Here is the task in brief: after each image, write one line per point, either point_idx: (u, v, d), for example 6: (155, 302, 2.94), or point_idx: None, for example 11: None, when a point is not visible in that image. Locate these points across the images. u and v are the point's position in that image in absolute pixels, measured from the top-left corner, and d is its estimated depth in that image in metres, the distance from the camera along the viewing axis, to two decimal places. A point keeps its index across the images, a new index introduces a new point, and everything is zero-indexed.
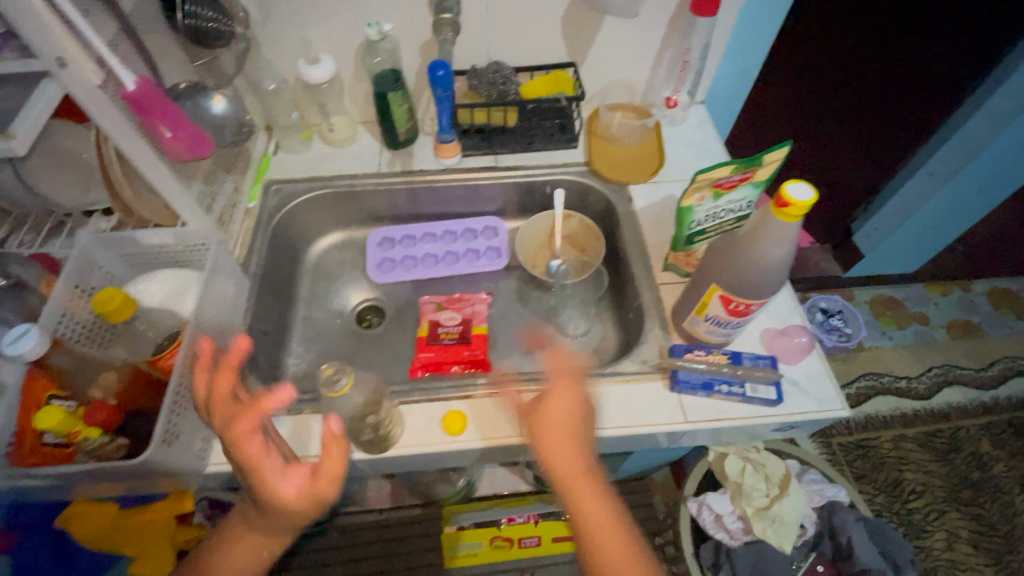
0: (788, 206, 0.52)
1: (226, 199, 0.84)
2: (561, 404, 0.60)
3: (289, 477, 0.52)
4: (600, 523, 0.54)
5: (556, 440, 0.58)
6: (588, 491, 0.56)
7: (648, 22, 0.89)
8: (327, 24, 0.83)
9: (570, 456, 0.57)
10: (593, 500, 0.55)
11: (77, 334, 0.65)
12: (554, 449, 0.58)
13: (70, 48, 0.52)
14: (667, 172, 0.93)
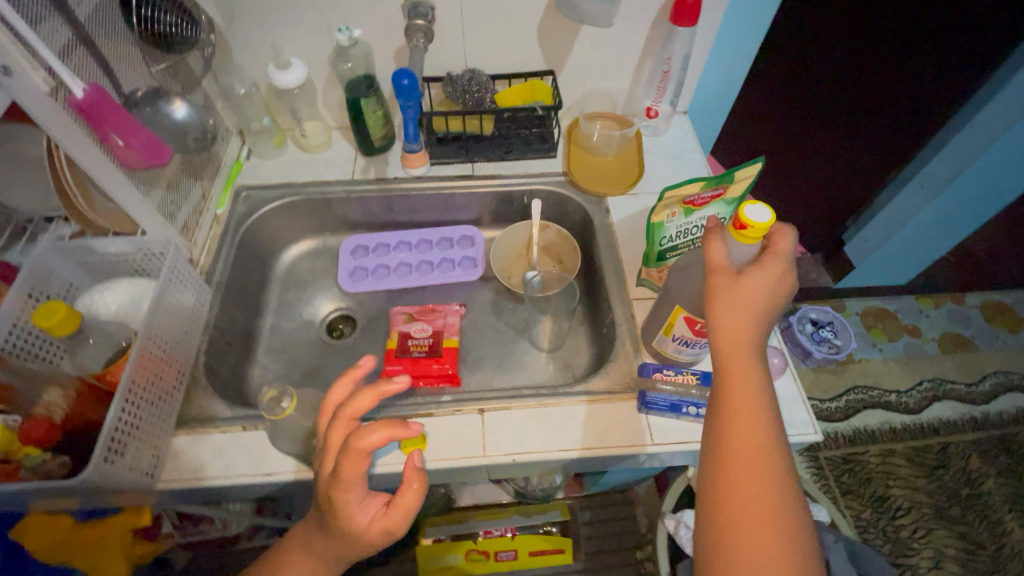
0: (747, 228, 0.51)
1: (192, 206, 0.82)
2: (742, 283, 0.51)
3: (361, 509, 0.50)
4: (738, 402, 0.48)
5: (735, 311, 0.50)
6: (743, 373, 0.49)
7: (628, 31, 0.87)
8: (297, 29, 0.81)
9: (738, 332, 0.50)
10: (733, 374, 0.49)
11: (26, 346, 0.63)
12: (730, 322, 0.50)
13: (13, 54, 0.50)
14: (646, 183, 0.92)
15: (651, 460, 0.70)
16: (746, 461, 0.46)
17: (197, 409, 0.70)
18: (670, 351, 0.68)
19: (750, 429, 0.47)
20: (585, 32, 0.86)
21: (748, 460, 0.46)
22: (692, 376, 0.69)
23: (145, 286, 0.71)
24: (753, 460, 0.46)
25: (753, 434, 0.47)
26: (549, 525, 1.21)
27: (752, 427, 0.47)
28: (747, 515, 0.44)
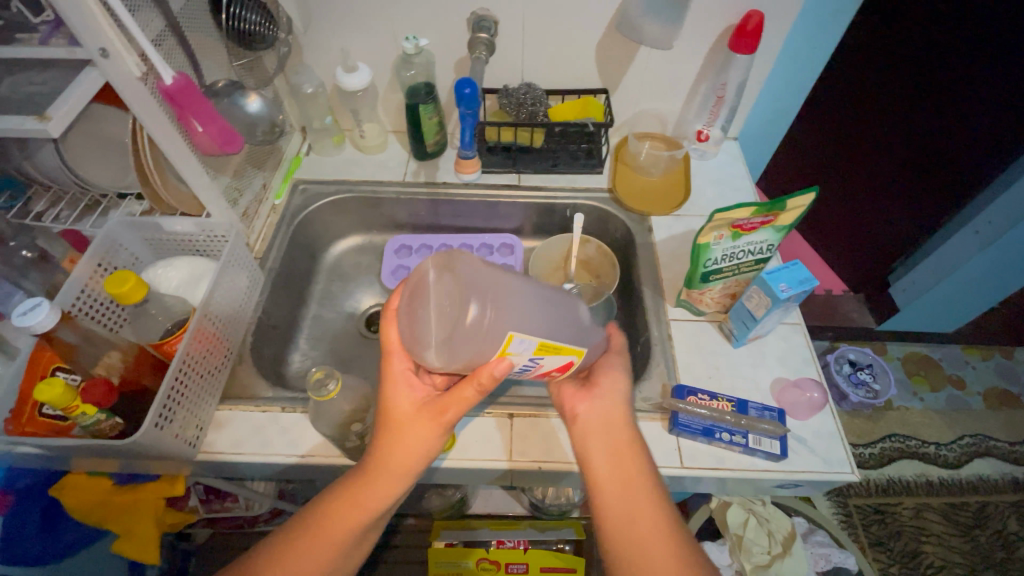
0: None
1: (253, 194, 0.86)
2: (603, 380, 0.61)
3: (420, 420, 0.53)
4: (609, 473, 0.55)
5: (596, 399, 0.60)
6: (614, 445, 0.56)
7: (685, 55, 0.88)
8: (366, 35, 0.86)
9: (606, 420, 0.58)
10: (600, 455, 0.56)
11: (90, 310, 0.67)
12: (591, 413, 0.59)
13: (112, 40, 0.55)
14: (692, 206, 0.91)
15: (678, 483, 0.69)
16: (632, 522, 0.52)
17: (239, 387, 0.73)
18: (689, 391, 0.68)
19: (626, 494, 0.53)
20: (642, 53, 0.87)
21: (636, 520, 0.52)
22: (727, 403, 0.68)
23: (204, 266, 0.74)
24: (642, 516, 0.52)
25: (635, 497, 0.53)
26: (563, 543, 1.15)
27: (631, 488, 0.54)
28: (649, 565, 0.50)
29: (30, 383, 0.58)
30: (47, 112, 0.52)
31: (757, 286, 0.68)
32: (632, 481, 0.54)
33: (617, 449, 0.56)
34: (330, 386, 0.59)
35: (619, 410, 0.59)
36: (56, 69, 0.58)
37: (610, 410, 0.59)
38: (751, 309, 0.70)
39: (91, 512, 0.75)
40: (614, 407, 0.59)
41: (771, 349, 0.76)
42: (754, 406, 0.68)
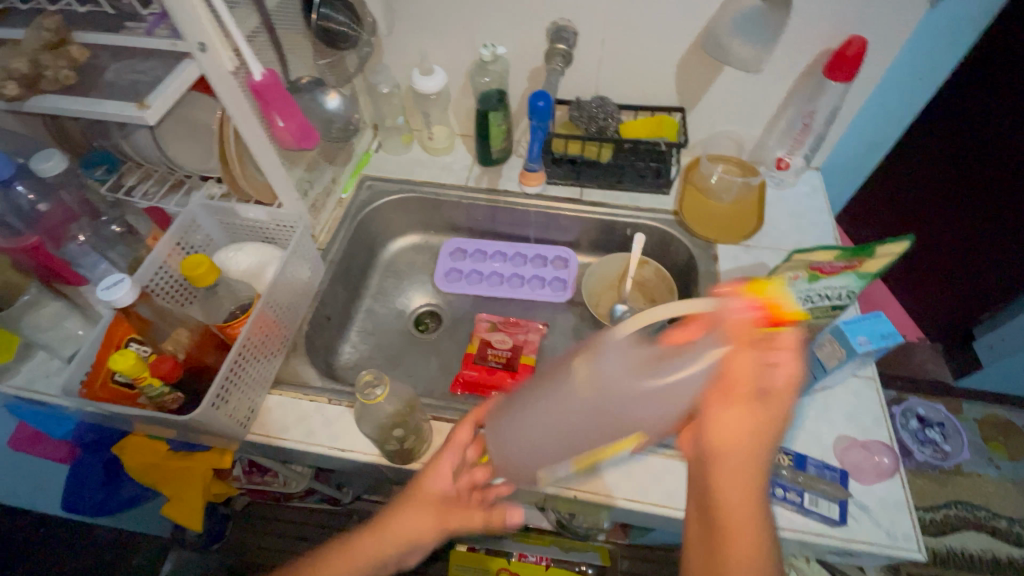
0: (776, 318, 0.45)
1: (322, 187, 0.89)
2: (738, 379, 0.45)
3: (442, 474, 0.57)
4: (733, 503, 0.47)
5: (735, 398, 0.46)
6: (736, 460, 0.47)
7: (775, 79, 0.83)
8: (444, 38, 0.86)
9: (744, 440, 0.47)
10: (729, 473, 0.47)
11: (163, 287, 0.71)
12: (728, 421, 0.47)
13: (210, 35, 0.58)
14: (763, 237, 0.86)
15: None
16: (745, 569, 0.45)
17: (290, 373, 0.75)
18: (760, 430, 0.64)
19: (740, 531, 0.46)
20: (728, 74, 0.83)
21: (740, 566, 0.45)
22: (783, 456, 0.64)
23: (272, 253, 0.77)
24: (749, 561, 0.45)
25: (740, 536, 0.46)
26: (585, 566, 1.12)
27: (752, 525, 0.46)
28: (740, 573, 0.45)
29: (105, 350, 0.61)
30: (146, 100, 0.55)
31: (832, 334, 0.63)
32: (749, 515, 0.46)
33: (744, 470, 0.47)
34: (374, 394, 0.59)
35: (765, 425, 0.47)
36: (157, 59, 0.61)
37: (753, 428, 0.47)
38: (822, 359, 0.65)
39: (146, 473, 0.80)
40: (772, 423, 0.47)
41: (838, 403, 0.70)
42: (814, 463, 0.64)
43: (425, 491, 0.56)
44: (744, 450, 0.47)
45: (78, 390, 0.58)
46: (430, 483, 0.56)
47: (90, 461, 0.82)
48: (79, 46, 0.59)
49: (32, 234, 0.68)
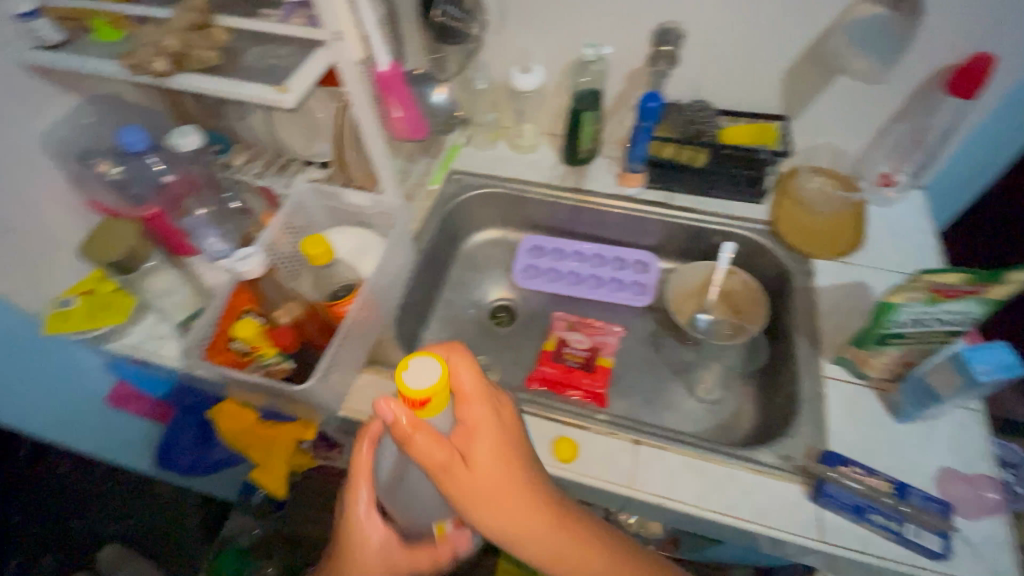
0: (425, 401, 0.42)
1: (417, 177, 0.91)
2: (475, 430, 0.46)
3: (365, 526, 0.50)
4: (568, 558, 0.49)
5: (482, 460, 0.45)
6: (549, 530, 0.48)
7: (889, 91, 0.79)
8: (547, 37, 0.87)
9: (530, 507, 0.47)
10: (551, 546, 0.48)
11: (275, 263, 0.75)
12: (497, 506, 0.46)
13: (347, 25, 0.60)
14: (862, 255, 0.84)
15: (809, 555, 0.64)
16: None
17: (382, 354, 0.78)
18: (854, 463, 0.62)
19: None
20: (839, 82, 0.81)
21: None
22: (885, 483, 0.61)
23: (371, 239, 0.80)
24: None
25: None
26: None
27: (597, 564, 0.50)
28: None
29: (226, 317, 0.65)
30: (287, 84, 0.58)
31: (945, 360, 0.61)
32: (589, 555, 0.50)
33: (557, 529, 0.48)
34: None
35: (523, 478, 0.48)
36: (293, 46, 0.64)
37: (518, 489, 0.47)
38: (933, 384, 0.63)
39: (238, 438, 0.84)
40: (518, 472, 0.47)
41: (942, 434, 0.67)
42: (917, 493, 0.60)
43: (356, 544, 0.50)
44: (530, 516, 0.47)
45: (202, 353, 0.63)
46: (361, 529, 0.50)
47: (187, 421, 0.87)
48: (222, 29, 0.62)
49: (152, 205, 0.75)
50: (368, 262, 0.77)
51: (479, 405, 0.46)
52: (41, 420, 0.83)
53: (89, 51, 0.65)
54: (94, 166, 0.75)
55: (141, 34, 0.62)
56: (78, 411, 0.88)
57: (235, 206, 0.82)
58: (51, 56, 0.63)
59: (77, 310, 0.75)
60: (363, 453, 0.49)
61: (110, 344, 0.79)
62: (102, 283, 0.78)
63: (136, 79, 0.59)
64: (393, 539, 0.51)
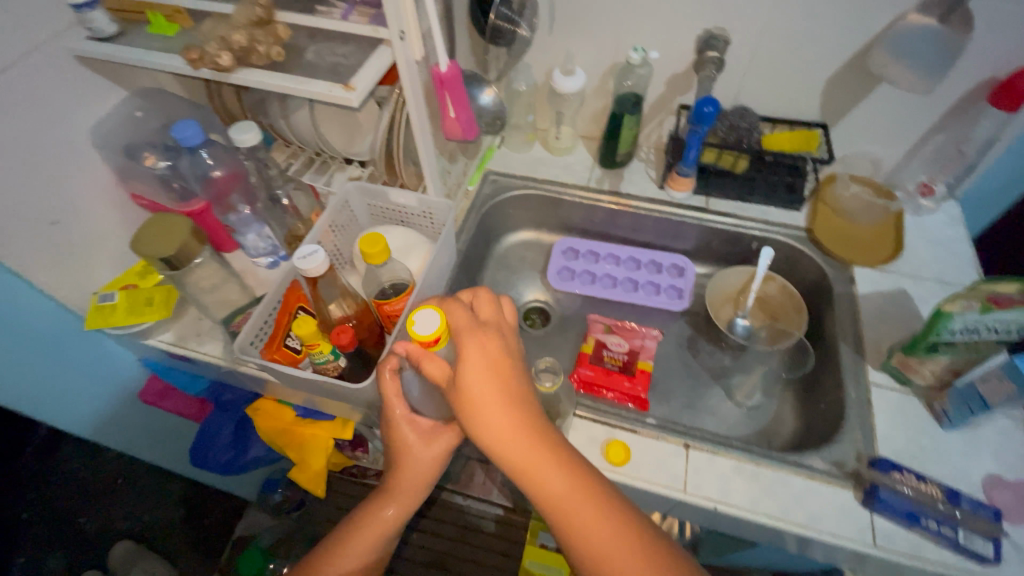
0: (433, 341, 0.49)
1: (456, 177, 0.91)
2: (465, 352, 0.49)
3: (407, 431, 0.58)
4: (563, 498, 0.47)
5: (472, 378, 0.48)
6: (543, 461, 0.47)
7: (934, 101, 0.80)
8: (592, 40, 0.87)
9: (523, 432, 0.48)
10: (545, 477, 0.47)
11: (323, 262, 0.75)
12: (485, 420, 0.48)
13: (410, 23, 0.60)
14: (900, 263, 0.84)
15: (858, 560, 0.64)
16: (616, 559, 0.45)
17: None
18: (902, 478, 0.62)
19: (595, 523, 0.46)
20: (880, 91, 0.81)
21: (614, 557, 0.45)
22: (936, 488, 0.61)
23: (416, 239, 0.79)
24: (619, 547, 0.45)
25: (593, 528, 0.46)
26: None
27: (595, 513, 0.46)
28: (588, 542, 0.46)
29: (282, 316, 0.66)
30: (353, 82, 0.58)
31: (1000, 370, 0.61)
32: (579, 497, 0.47)
33: (553, 460, 0.48)
34: (547, 380, 0.75)
35: (518, 402, 0.49)
36: (353, 44, 0.63)
37: (511, 410, 0.48)
38: (983, 394, 0.63)
39: (275, 436, 0.83)
40: (514, 395, 0.49)
41: (989, 442, 0.67)
42: (967, 499, 0.61)
43: (402, 450, 0.58)
44: (523, 440, 0.48)
45: (258, 351, 0.64)
46: (401, 435, 0.58)
47: (224, 418, 0.87)
48: (283, 25, 0.62)
49: (199, 199, 0.75)
50: (414, 261, 0.78)
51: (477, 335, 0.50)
52: (77, 418, 0.82)
53: (146, 45, 0.64)
54: (142, 160, 0.74)
55: (205, 29, 0.62)
56: (111, 409, 0.87)
57: (285, 203, 0.82)
58: (107, 49, 0.62)
59: (118, 305, 0.73)
60: (388, 381, 0.56)
61: (150, 340, 0.78)
62: (144, 279, 0.78)
63: (196, 73, 0.60)
64: (431, 442, 0.59)
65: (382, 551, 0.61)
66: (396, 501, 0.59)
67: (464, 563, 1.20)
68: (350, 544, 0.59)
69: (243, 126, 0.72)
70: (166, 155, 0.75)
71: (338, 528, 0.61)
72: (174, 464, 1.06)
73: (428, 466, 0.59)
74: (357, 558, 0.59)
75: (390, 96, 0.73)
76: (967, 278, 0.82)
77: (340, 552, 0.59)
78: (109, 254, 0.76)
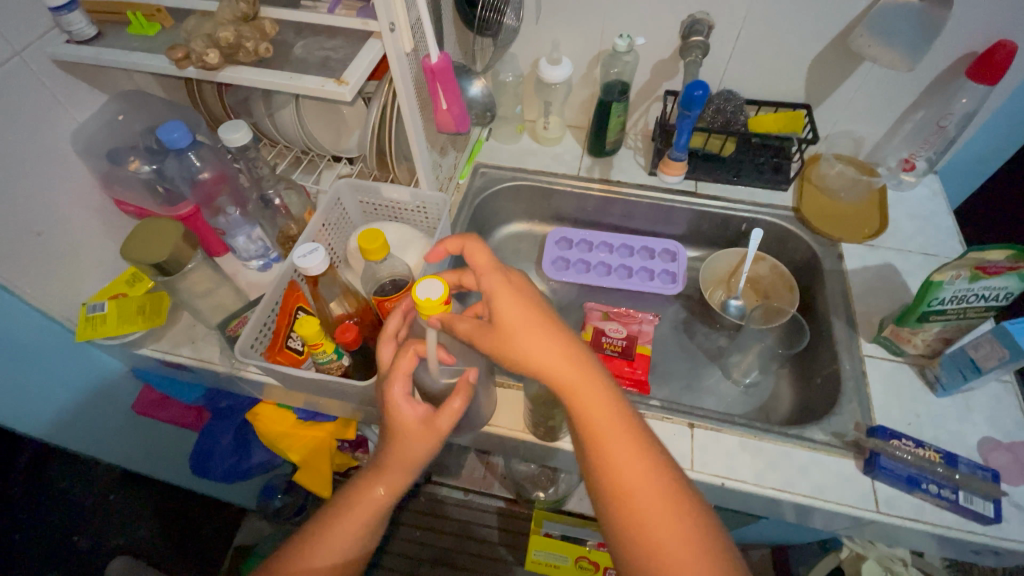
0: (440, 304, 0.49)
1: (448, 171, 0.91)
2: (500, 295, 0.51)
3: (406, 411, 0.52)
4: (602, 436, 0.47)
5: (513, 319, 0.50)
6: (583, 400, 0.48)
7: (913, 79, 0.82)
8: (577, 29, 0.88)
9: (565, 370, 0.49)
10: (584, 415, 0.48)
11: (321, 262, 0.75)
12: (525, 358, 0.49)
13: (399, 15, 0.59)
14: (886, 237, 0.87)
15: (862, 526, 0.66)
16: (646, 502, 0.45)
17: None
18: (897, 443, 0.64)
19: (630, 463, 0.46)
20: (862, 70, 0.83)
21: (646, 495, 0.45)
22: (934, 453, 0.63)
23: (412, 234, 0.79)
24: (651, 487, 0.45)
25: (627, 468, 0.46)
26: None
27: (642, 470, 0.46)
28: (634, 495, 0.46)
29: (282, 316, 0.65)
30: (345, 76, 0.57)
31: (992, 335, 0.63)
32: (618, 434, 0.47)
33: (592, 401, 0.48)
34: None
35: (556, 345, 0.50)
36: (342, 38, 0.63)
37: (549, 352, 0.49)
38: (975, 359, 0.65)
39: (278, 441, 0.82)
40: (548, 337, 0.50)
41: (979, 405, 0.70)
42: (965, 461, 0.63)
43: (398, 431, 0.52)
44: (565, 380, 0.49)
45: (261, 352, 0.63)
46: (401, 416, 0.52)
47: (224, 424, 0.86)
48: (270, 20, 0.61)
49: (188, 202, 0.73)
50: (412, 258, 0.77)
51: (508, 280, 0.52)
52: (72, 435, 0.80)
53: (128, 46, 0.62)
54: (125, 164, 0.71)
55: (190, 27, 0.61)
56: (106, 422, 0.85)
57: (276, 203, 0.80)
58: (88, 51, 0.60)
59: (108, 314, 0.69)
60: (404, 358, 0.52)
61: (144, 349, 0.76)
62: (133, 287, 0.74)
63: (182, 72, 0.59)
64: (429, 422, 0.52)
65: (370, 542, 0.58)
66: (386, 480, 0.55)
67: (472, 559, 1.20)
68: (343, 523, 0.55)
69: (231, 125, 0.70)
70: (152, 159, 0.73)
71: (328, 508, 0.57)
72: (172, 476, 1.04)
73: (423, 446, 0.53)
74: (353, 536, 0.55)
75: (378, 92, 0.72)
76: (949, 249, 0.84)
77: (332, 528, 0.55)
78: (96, 263, 0.73)
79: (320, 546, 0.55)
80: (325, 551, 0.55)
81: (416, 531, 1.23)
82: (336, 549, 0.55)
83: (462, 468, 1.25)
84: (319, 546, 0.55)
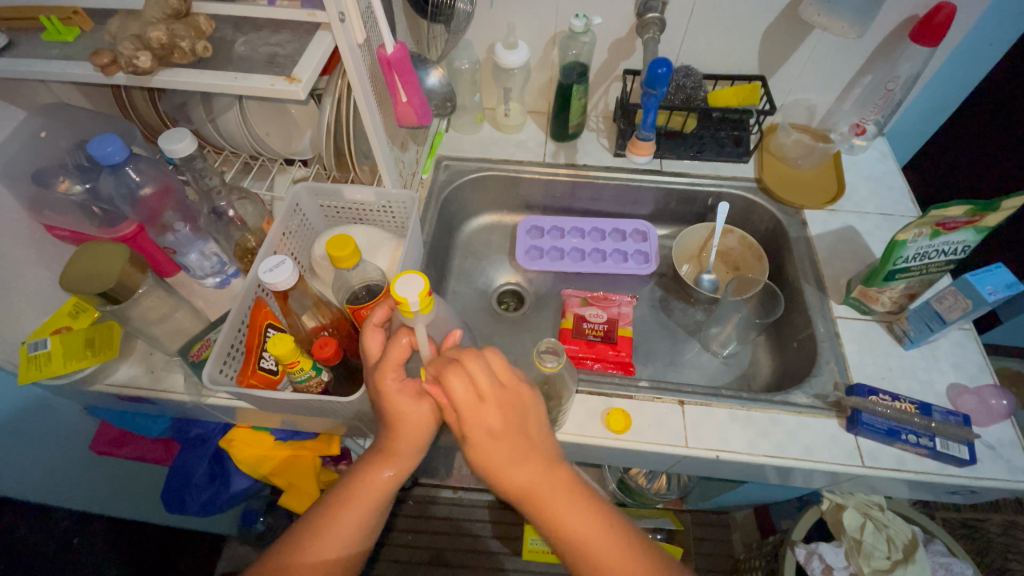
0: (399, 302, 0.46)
1: (410, 166, 0.87)
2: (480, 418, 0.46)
3: (404, 400, 0.50)
4: (587, 538, 0.49)
5: (499, 442, 0.47)
6: (571, 507, 0.49)
7: (860, 44, 0.84)
8: (533, 11, 0.86)
9: (547, 476, 0.49)
10: (570, 519, 0.49)
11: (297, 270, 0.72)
12: (511, 476, 0.48)
13: (349, 5, 0.55)
14: (845, 201, 0.90)
15: (848, 480, 0.69)
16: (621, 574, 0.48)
17: None
18: (876, 404, 0.66)
19: (617, 562, 0.49)
20: (813, 37, 0.84)
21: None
22: (910, 404, 0.67)
23: (382, 237, 0.75)
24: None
25: (623, 572, 0.48)
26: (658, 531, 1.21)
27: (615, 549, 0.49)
28: (614, 572, 0.48)
29: (252, 336, 0.61)
30: (296, 73, 0.53)
31: (954, 287, 0.66)
32: (586, 520, 0.49)
33: (578, 502, 0.50)
34: (550, 359, 0.59)
35: (545, 455, 0.50)
36: (288, 31, 0.58)
37: (540, 462, 0.49)
38: (941, 311, 0.68)
39: (258, 466, 0.78)
40: (535, 448, 0.49)
41: (945, 353, 0.74)
42: (938, 409, 0.66)
43: (398, 415, 0.50)
44: (554, 490, 0.49)
45: (234, 376, 0.58)
46: (396, 402, 0.50)
47: (197, 454, 0.81)
48: (204, 16, 0.56)
49: (131, 222, 0.67)
50: (383, 262, 0.74)
51: (493, 406, 0.46)
52: (28, 484, 0.72)
53: (44, 53, 0.56)
54: (54, 186, 0.64)
55: (114, 28, 0.55)
56: (61, 468, 0.77)
57: (229, 215, 0.75)
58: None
59: (53, 352, 0.63)
60: (395, 348, 0.50)
61: (96, 386, 0.69)
62: (78, 318, 0.68)
63: (110, 79, 0.54)
64: (427, 401, 0.51)
65: (373, 531, 0.55)
66: (394, 462, 0.53)
67: (463, 553, 1.18)
68: (344, 514, 0.52)
69: (173, 135, 0.64)
70: (83, 177, 0.66)
71: (320, 505, 0.54)
72: (142, 512, 0.98)
73: (424, 427, 0.51)
74: (352, 528, 0.52)
75: (329, 87, 0.67)
76: (903, 207, 0.88)
77: (333, 519, 0.52)
78: (30, 298, 0.66)
79: (323, 542, 0.52)
80: (322, 551, 0.52)
81: (403, 534, 1.20)
82: (338, 544, 0.52)
83: (451, 468, 1.25)
84: (315, 541, 0.51)
